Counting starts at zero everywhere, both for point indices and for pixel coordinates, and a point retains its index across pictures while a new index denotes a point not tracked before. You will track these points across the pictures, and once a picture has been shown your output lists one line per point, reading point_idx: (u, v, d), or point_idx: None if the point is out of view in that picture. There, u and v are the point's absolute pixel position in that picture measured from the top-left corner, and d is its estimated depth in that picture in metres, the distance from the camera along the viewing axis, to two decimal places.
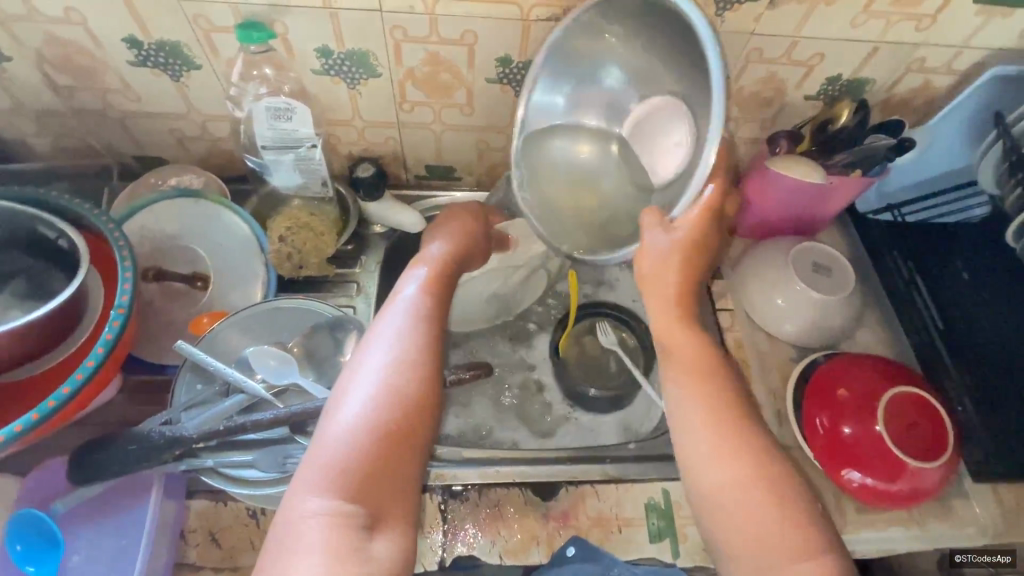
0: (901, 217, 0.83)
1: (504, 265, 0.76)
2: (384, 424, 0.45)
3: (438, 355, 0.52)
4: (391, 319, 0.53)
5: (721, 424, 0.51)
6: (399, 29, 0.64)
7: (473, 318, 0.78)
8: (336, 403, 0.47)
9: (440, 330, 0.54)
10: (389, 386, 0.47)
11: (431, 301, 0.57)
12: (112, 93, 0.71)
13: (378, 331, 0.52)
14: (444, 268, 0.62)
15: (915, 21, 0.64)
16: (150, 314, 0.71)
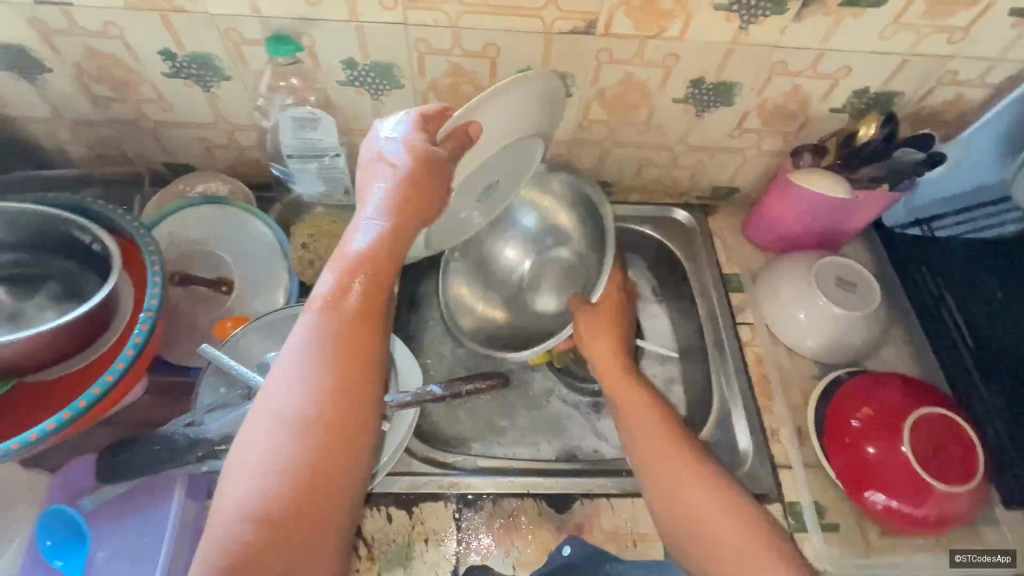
0: (930, 232, 0.81)
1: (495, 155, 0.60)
2: (288, 494, 0.39)
3: (346, 408, 0.42)
4: (294, 354, 0.43)
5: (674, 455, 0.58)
6: (423, 42, 0.65)
7: (469, 211, 0.67)
8: (236, 464, 0.41)
9: (354, 362, 0.44)
10: (289, 449, 0.40)
11: (347, 320, 0.45)
12: (145, 102, 0.73)
13: (279, 372, 0.43)
14: (377, 257, 0.47)
15: (947, 34, 0.62)
16: (175, 317, 0.72)
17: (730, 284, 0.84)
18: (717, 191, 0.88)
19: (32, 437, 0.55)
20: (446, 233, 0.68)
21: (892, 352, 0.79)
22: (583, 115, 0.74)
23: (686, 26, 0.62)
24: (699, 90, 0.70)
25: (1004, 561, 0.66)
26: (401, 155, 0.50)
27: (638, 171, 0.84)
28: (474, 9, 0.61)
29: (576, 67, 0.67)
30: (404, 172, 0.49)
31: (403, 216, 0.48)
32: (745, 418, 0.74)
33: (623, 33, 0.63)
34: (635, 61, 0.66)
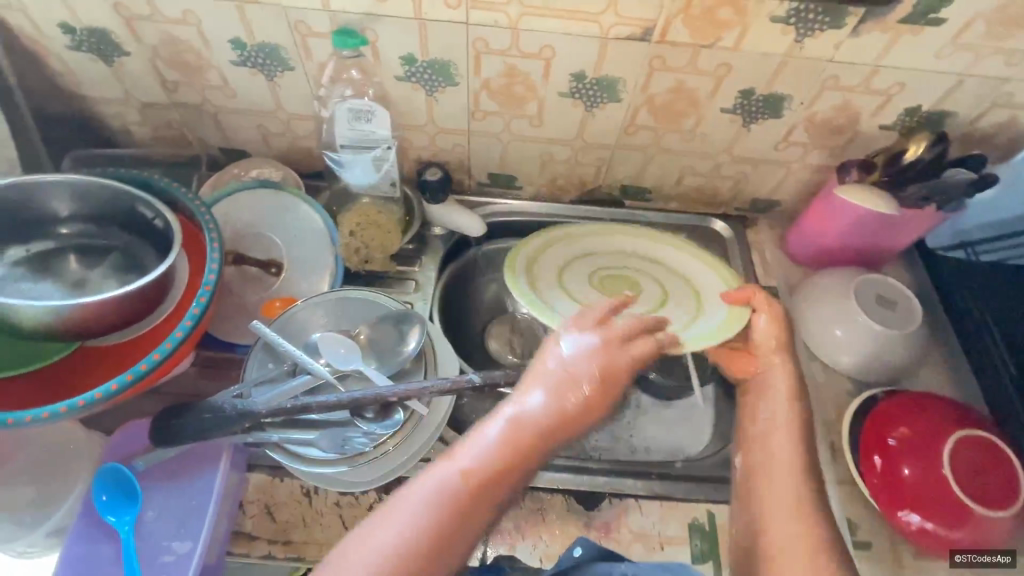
0: (974, 256, 0.80)
1: (665, 279, 0.76)
2: None
3: (433, 566, 0.45)
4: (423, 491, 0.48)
5: (788, 439, 0.60)
6: (482, 42, 0.67)
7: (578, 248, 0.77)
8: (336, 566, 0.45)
9: (467, 520, 0.47)
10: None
11: (473, 485, 0.49)
12: (211, 88, 0.77)
13: (404, 501, 0.48)
14: (522, 441, 0.51)
15: (1005, 56, 0.62)
16: (226, 295, 0.75)
17: (766, 296, 0.84)
18: (757, 204, 0.88)
19: (94, 398, 0.57)
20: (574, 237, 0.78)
21: (930, 374, 0.78)
22: (631, 120, 0.75)
23: (742, 37, 0.63)
24: (749, 100, 0.71)
25: (1004, 562, 0.64)
26: (576, 352, 0.57)
27: (679, 179, 0.85)
28: (536, 12, 0.63)
29: (629, 73, 0.69)
30: (564, 379, 0.55)
31: (549, 416, 0.52)
32: None
33: (679, 42, 0.64)
34: (688, 69, 0.67)
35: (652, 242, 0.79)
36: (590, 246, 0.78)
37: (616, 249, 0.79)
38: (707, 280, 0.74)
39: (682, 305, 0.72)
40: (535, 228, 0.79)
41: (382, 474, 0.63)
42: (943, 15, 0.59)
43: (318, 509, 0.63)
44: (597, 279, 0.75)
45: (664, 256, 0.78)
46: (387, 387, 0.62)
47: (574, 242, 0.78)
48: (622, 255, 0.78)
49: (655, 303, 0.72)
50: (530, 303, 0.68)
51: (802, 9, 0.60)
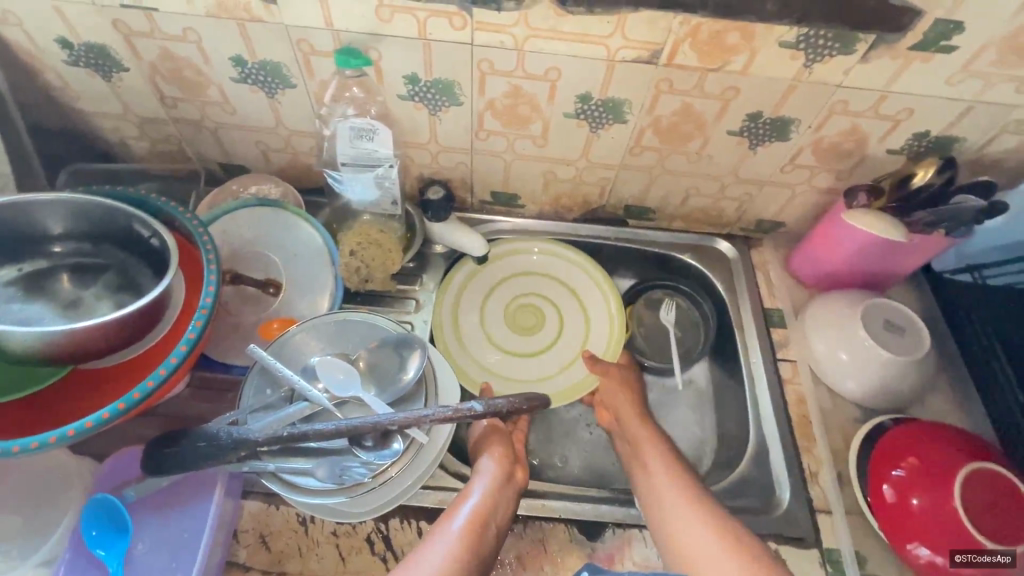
0: (982, 279, 0.79)
1: (574, 312, 0.87)
2: None
3: None
4: (432, 554, 0.54)
5: (665, 464, 0.66)
6: (486, 63, 0.66)
7: (525, 277, 0.89)
8: None
9: (472, 561, 0.55)
10: None
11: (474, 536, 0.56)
12: (210, 105, 0.76)
13: (417, 567, 0.53)
14: (486, 502, 0.60)
15: (1016, 83, 0.61)
16: (222, 315, 0.74)
17: (771, 318, 0.83)
18: (762, 224, 0.87)
19: (85, 427, 0.55)
20: (530, 262, 0.89)
21: (938, 399, 0.77)
22: (636, 141, 0.74)
23: (750, 61, 0.62)
24: (755, 124, 0.70)
25: (1004, 561, 0.58)
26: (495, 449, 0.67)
27: (684, 200, 0.84)
28: (541, 34, 0.62)
29: (635, 96, 0.68)
30: (500, 468, 0.64)
31: (500, 475, 0.63)
32: (781, 457, 0.73)
33: (686, 65, 0.63)
34: (694, 93, 0.67)
35: (586, 276, 0.88)
36: (529, 266, 0.89)
37: (549, 272, 0.89)
38: (599, 327, 0.85)
39: (566, 348, 0.85)
40: (518, 243, 0.89)
41: (384, 502, 0.62)
42: (954, 43, 0.58)
43: (314, 538, 0.62)
44: (514, 305, 0.87)
45: (580, 287, 0.88)
46: (387, 415, 0.61)
47: (519, 260, 0.89)
48: (556, 280, 0.89)
49: (552, 337, 0.86)
50: (439, 331, 0.82)
51: (812, 35, 0.59)
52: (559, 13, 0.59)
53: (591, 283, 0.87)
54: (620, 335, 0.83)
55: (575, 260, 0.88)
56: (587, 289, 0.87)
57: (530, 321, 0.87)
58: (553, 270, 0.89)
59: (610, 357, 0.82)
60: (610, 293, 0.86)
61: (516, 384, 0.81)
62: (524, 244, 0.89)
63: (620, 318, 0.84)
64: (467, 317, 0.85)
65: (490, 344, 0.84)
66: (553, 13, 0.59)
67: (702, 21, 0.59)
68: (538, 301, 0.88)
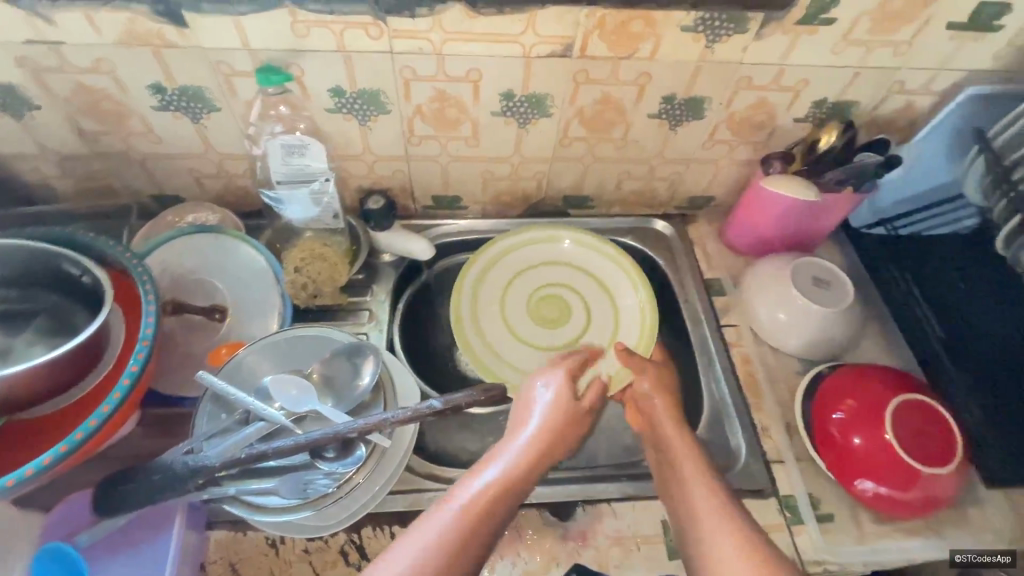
0: (894, 231, 0.89)
1: (601, 306, 0.87)
2: None
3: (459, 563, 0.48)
4: (448, 514, 0.51)
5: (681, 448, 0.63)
6: (409, 69, 0.68)
7: (546, 270, 0.89)
8: None
9: (488, 529, 0.51)
10: None
11: (482, 516, 0.52)
12: (134, 135, 0.74)
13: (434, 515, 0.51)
14: (520, 470, 0.57)
15: (892, 48, 0.67)
16: (169, 348, 0.72)
17: (712, 288, 0.87)
18: (694, 201, 0.92)
19: (26, 475, 0.53)
20: (551, 254, 0.89)
21: (870, 345, 0.83)
22: (564, 133, 0.77)
23: (656, 47, 0.66)
24: (672, 105, 0.74)
25: (1004, 561, 0.67)
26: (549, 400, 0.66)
27: (618, 185, 0.88)
28: (458, 37, 0.64)
29: (556, 89, 0.71)
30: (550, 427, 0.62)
31: (537, 452, 0.59)
32: (735, 416, 0.76)
33: (598, 55, 0.67)
34: (611, 81, 0.70)
35: (614, 269, 0.88)
36: (555, 254, 0.89)
37: (573, 264, 0.89)
38: (629, 322, 0.85)
39: (595, 341, 0.84)
40: (543, 235, 0.89)
41: (348, 514, 0.61)
42: (833, 15, 0.63)
43: (285, 558, 0.61)
44: (538, 299, 0.87)
45: (607, 280, 0.88)
46: (346, 423, 0.61)
47: (541, 253, 0.89)
48: (578, 272, 0.89)
49: (578, 331, 0.86)
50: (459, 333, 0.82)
51: (708, 18, 0.63)
52: (472, 15, 0.62)
53: (621, 277, 0.87)
54: (652, 328, 0.82)
55: (596, 251, 0.89)
56: (620, 287, 0.87)
57: (555, 314, 0.87)
58: (587, 265, 0.89)
59: (645, 349, 0.81)
60: (641, 290, 0.85)
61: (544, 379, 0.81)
62: (559, 235, 0.89)
63: (651, 313, 0.84)
64: (489, 316, 0.85)
65: (515, 340, 0.84)
66: (465, 16, 0.62)
67: (607, 13, 0.62)
68: (563, 293, 0.88)
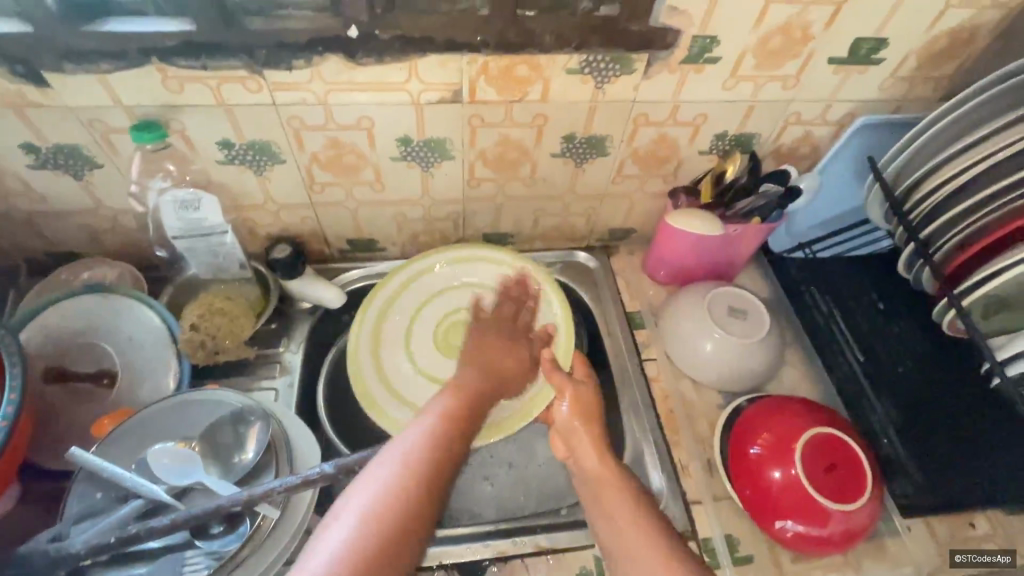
0: (813, 254, 0.88)
1: (513, 325, 0.80)
2: (415, 478, 0.50)
3: (450, 450, 0.55)
4: (424, 421, 0.57)
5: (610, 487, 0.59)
6: (296, 120, 0.66)
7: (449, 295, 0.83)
8: (366, 474, 0.51)
9: (464, 434, 0.58)
10: (411, 462, 0.51)
11: (411, 502, 0.48)
12: (14, 195, 0.71)
13: (411, 428, 0.56)
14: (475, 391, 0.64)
15: (781, 82, 0.68)
16: (51, 417, 0.68)
17: (634, 322, 0.86)
18: (615, 233, 0.91)
19: None
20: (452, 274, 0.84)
21: (792, 373, 0.83)
22: (470, 174, 0.76)
23: (546, 89, 0.66)
24: (573, 144, 0.73)
25: (1005, 561, 0.67)
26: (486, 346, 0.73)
27: (535, 222, 0.87)
28: (341, 86, 0.62)
29: (452, 133, 0.70)
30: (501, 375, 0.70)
31: (450, 431, 0.57)
32: (655, 455, 0.75)
33: (488, 99, 0.66)
34: (507, 123, 0.69)
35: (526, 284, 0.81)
36: (461, 274, 0.84)
37: (481, 283, 0.83)
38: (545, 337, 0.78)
39: None
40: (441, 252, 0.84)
41: None
42: (716, 54, 0.64)
43: None
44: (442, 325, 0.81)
45: (520, 296, 0.81)
46: (232, 495, 0.57)
47: (442, 276, 0.84)
48: (486, 289, 0.83)
49: None
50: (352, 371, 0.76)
51: (592, 60, 0.63)
52: (351, 65, 0.60)
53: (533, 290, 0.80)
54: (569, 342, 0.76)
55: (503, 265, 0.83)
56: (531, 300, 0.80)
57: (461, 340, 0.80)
58: (492, 283, 0.83)
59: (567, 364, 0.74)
60: (557, 304, 0.78)
61: None
62: (468, 259, 0.84)
63: (567, 328, 0.77)
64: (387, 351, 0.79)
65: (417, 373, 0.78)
66: (345, 67, 0.60)
67: (489, 58, 0.61)
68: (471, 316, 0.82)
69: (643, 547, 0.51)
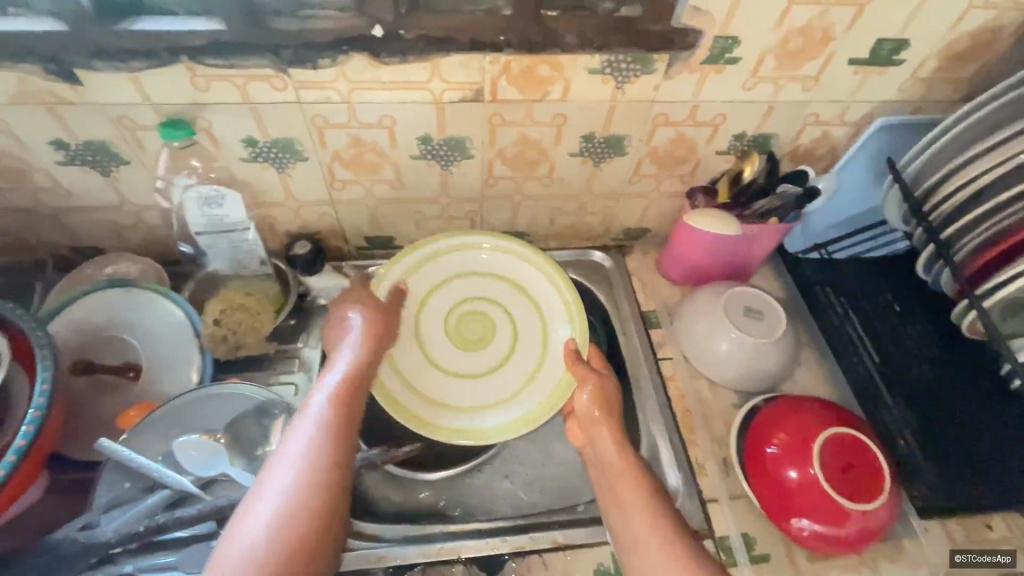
0: (828, 255, 0.88)
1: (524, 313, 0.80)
2: (313, 484, 0.50)
3: (343, 448, 0.54)
4: (312, 419, 0.55)
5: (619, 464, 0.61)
6: (319, 118, 0.67)
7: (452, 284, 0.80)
8: (258, 488, 0.50)
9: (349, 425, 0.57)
10: (306, 469, 0.51)
11: (306, 515, 0.48)
12: (42, 191, 0.72)
13: (300, 428, 0.55)
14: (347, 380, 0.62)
15: (801, 83, 0.68)
16: (77, 409, 0.69)
17: (649, 321, 0.87)
18: (630, 232, 0.91)
19: None
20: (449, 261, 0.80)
21: (807, 374, 0.83)
22: (488, 172, 0.77)
23: (567, 89, 0.66)
24: (592, 144, 0.74)
25: (1005, 561, 0.68)
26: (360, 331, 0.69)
27: (552, 220, 0.87)
28: (365, 85, 0.63)
29: (472, 132, 0.70)
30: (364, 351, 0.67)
31: (337, 429, 0.55)
32: (670, 453, 0.75)
33: (509, 98, 0.66)
34: (527, 122, 0.70)
35: (535, 272, 0.80)
36: (464, 262, 0.80)
37: (488, 271, 0.81)
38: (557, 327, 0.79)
39: (526, 356, 0.78)
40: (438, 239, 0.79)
41: None
42: (737, 54, 0.64)
43: None
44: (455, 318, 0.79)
45: (529, 285, 0.81)
46: None
47: (447, 262, 0.80)
48: (491, 278, 0.81)
49: (506, 347, 0.79)
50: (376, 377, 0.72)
51: (613, 60, 0.63)
52: (375, 64, 0.61)
53: (544, 289, 0.80)
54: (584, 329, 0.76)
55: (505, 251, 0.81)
56: (540, 289, 0.80)
57: (476, 332, 0.79)
58: (498, 269, 0.81)
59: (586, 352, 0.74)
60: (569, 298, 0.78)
61: (485, 414, 0.75)
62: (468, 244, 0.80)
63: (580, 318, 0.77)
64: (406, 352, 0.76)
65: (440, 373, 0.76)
66: (369, 66, 0.61)
67: (511, 58, 0.62)
68: (483, 306, 0.80)
69: (645, 527, 0.54)
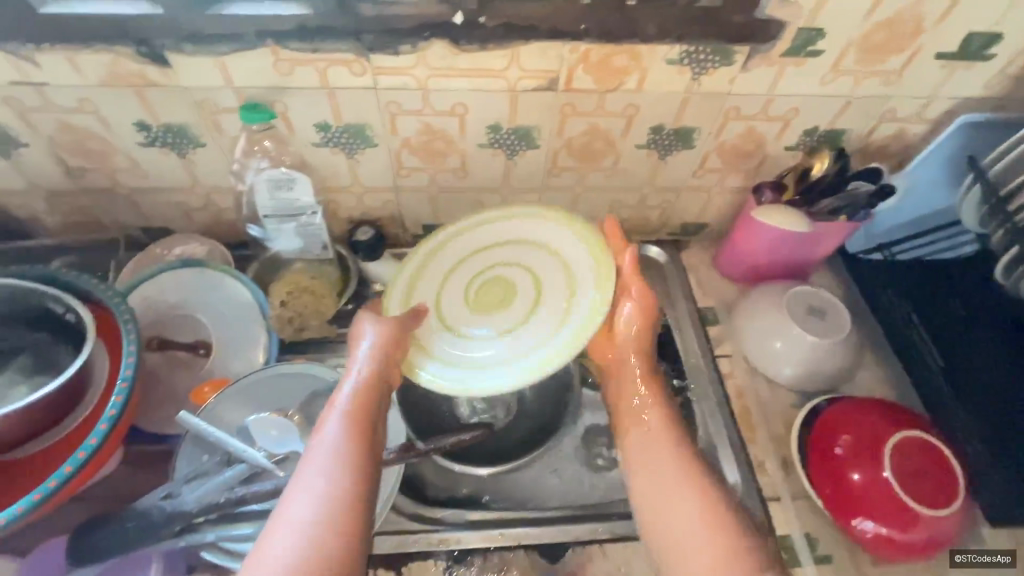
0: (892, 256, 0.86)
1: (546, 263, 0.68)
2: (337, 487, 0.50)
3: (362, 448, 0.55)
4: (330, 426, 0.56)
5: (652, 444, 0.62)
6: (393, 104, 0.67)
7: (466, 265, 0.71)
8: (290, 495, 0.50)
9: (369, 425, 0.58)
10: (331, 474, 0.51)
11: (340, 515, 0.48)
12: (120, 171, 0.74)
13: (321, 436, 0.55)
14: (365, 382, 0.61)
15: (882, 77, 0.66)
16: (152, 383, 0.72)
17: (706, 317, 0.86)
18: (687, 227, 0.90)
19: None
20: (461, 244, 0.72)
21: (868, 376, 0.81)
22: (553, 162, 0.77)
23: (642, 79, 0.66)
24: (660, 136, 0.73)
25: (1004, 561, 0.68)
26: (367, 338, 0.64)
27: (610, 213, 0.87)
28: (442, 72, 0.64)
29: (541, 122, 0.70)
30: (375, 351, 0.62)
31: (355, 433, 0.56)
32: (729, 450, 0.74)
33: (583, 88, 0.66)
34: (597, 113, 0.70)
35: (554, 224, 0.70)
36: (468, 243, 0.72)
37: (500, 240, 0.72)
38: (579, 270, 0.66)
39: (551, 304, 0.66)
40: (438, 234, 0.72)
41: None
42: (820, 47, 0.63)
43: None
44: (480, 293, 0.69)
45: (543, 237, 0.70)
46: None
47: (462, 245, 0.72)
48: (505, 245, 0.71)
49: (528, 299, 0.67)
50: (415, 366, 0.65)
51: (692, 51, 0.63)
52: (454, 51, 0.61)
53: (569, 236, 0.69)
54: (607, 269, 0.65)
55: (506, 217, 0.72)
56: (557, 235, 0.69)
57: (498, 294, 0.68)
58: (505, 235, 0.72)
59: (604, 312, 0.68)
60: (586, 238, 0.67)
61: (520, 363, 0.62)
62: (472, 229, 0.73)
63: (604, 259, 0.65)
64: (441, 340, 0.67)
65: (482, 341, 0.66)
66: (449, 52, 0.62)
67: (590, 47, 0.62)
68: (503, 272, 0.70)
69: (679, 503, 0.56)
